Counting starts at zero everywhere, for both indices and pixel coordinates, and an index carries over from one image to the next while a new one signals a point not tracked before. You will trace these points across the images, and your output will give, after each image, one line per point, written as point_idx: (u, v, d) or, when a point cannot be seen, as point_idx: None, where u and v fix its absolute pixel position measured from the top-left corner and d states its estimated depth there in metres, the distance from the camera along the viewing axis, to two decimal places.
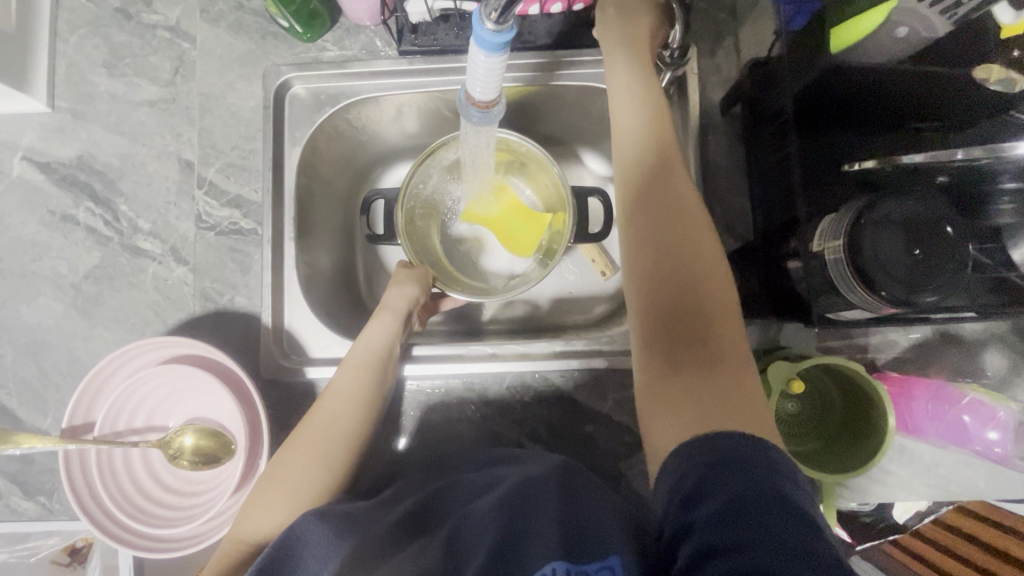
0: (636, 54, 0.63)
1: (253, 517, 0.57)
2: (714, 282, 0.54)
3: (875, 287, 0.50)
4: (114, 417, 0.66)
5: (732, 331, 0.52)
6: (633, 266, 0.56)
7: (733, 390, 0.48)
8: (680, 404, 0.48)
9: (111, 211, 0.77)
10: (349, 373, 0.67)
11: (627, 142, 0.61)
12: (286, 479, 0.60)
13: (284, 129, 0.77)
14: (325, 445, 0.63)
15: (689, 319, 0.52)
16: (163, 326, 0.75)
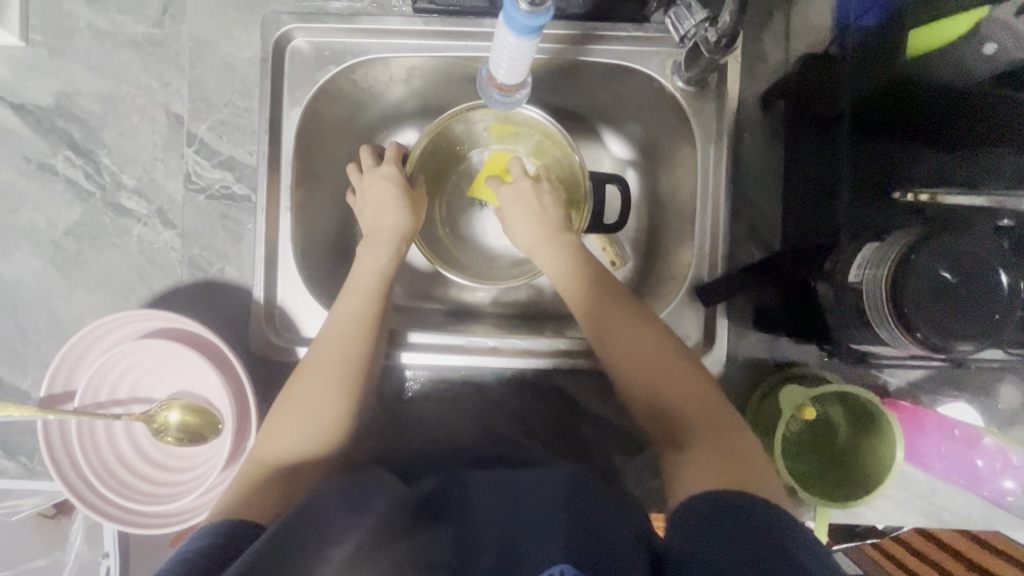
0: (544, 214, 0.72)
1: (276, 437, 0.62)
2: (674, 356, 0.63)
3: (913, 327, 0.46)
4: (95, 388, 0.63)
5: (701, 389, 0.61)
6: (614, 367, 0.64)
7: (731, 446, 0.56)
8: (705, 471, 0.54)
9: (92, 163, 0.71)
10: (352, 297, 0.67)
11: (568, 288, 0.69)
12: (297, 398, 0.64)
13: (283, 87, 0.70)
14: (328, 371, 0.64)
15: (669, 396, 0.61)
16: (149, 293, 0.71)
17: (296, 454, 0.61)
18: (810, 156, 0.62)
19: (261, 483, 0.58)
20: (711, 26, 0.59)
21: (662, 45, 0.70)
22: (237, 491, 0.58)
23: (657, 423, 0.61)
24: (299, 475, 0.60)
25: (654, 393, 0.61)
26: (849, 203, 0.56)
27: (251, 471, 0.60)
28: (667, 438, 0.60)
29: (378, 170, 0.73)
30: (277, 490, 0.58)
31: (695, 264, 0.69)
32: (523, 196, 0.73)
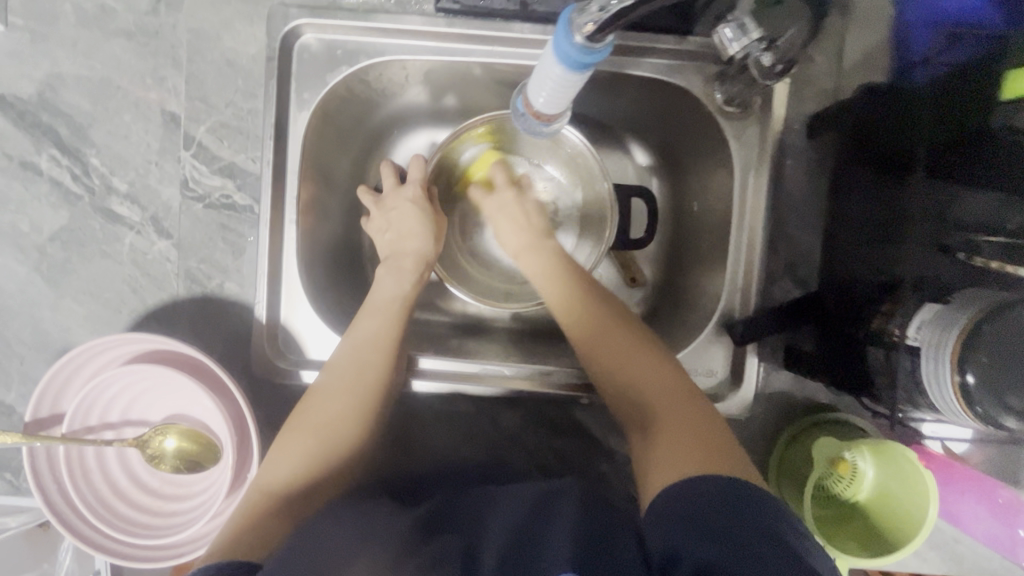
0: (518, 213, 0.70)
1: (279, 463, 0.58)
2: (647, 356, 0.60)
3: (974, 403, 0.43)
4: (85, 412, 0.59)
5: (677, 388, 0.58)
6: (589, 364, 0.62)
7: (708, 440, 0.52)
8: (679, 458, 0.51)
9: (80, 163, 0.65)
10: (370, 318, 0.64)
11: (541, 280, 0.67)
12: (306, 421, 0.60)
13: (290, 88, 0.65)
14: (340, 392, 0.61)
15: (644, 396, 0.58)
16: (142, 306, 0.66)
17: (298, 483, 0.58)
18: (869, 199, 0.58)
19: (261, 514, 0.55)
20: (767, 48, 0.54)
21: (703, 60, 0.64)
22: (236, 521, 0.55)
23: (631, 417, 0.59)
24: (303, 503, 0.58)
25: (625, 386, 0.59)
26: (916, 241, 0.54)
27: (253, 498, 0.56)
28: (641, 428, 0.57)
29: (401, 190, 0.71)
30: (282, 521, 0.55)
31: (725, 298, 0.65)
32: (507, 210, 0.71)
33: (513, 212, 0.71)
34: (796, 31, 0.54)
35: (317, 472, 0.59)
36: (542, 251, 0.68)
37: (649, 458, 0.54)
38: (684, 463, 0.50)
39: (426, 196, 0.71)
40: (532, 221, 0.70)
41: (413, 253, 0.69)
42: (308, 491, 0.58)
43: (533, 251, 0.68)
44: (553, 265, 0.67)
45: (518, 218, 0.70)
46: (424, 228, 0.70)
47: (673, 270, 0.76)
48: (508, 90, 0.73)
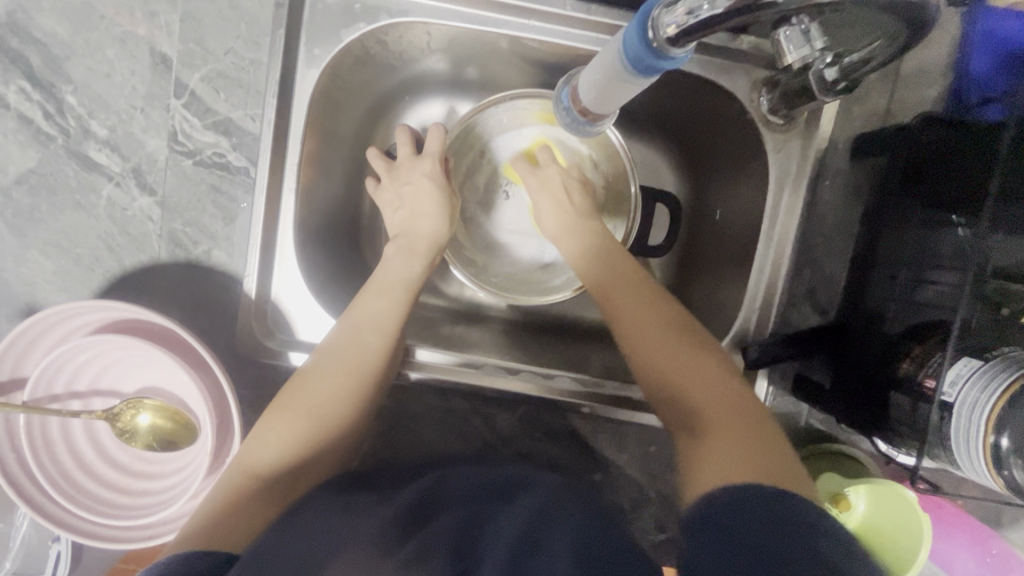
0: (568, 203, 0.65)
1: (267, 443, 0.53)
2: (698, 350, 0.55)
3: (1003, 465, 0.41)
4: (50, 379, 0.54)
5: (724, 395, 0.52)
6: (636, 350, 0.57)
7: (759, 449, 0.48)
8: (734, 465, 0.46)
9: (53, 100, 0.58)
10: (378, 296, 0.59)
11: (580, 256, 0.63)
12: (298, 400, 0.55)
13: (300, 41, 0.58)
14: (336, 370, 0.56)
15: (691, 394, 0.53)
16: (117, 267, 0.60)
17: (286, 466, 0.53)
18: (915, 228, 0.53)
19: (246, 498, 0.51)
20: (831, 63, 0.50)
21: (751, 63, 0.60)
22: (214, 503, 0.50)
23: (673, 418, 0.54)
24: (291, 487, 0.53)
25: (678, 386, 0.54)
26: (946, 283, 0.51)
27: (237, 481, 0.52)
28: (686, 430, 0.52)
29: (416, 163, 0.65)
30: (269, 506, 0.52)
31: (742, 318, 0.62)
32: (551, 186, 0.66)
33: (557, 189, 0.66)
34: (883, 41, 0.45)
35: (308, 457, 0.54)
36: (590, 238, 0.64)
37: (695, 460, 0.49)
38: (739, 468, 0.45)
39: (444, 172, 0.66)
40: (575, 200, 0.66)
41: (422, 236, 0.64)
42: (297, 474, 0.54)
43: (571, 232, 0.64)
44: (601, 257, 0.62)
45: (558, 192, 0.66)
46: (440, 209, 0.65)
47: (686, 279, 0.73)
48: (536, 68, 0.67)
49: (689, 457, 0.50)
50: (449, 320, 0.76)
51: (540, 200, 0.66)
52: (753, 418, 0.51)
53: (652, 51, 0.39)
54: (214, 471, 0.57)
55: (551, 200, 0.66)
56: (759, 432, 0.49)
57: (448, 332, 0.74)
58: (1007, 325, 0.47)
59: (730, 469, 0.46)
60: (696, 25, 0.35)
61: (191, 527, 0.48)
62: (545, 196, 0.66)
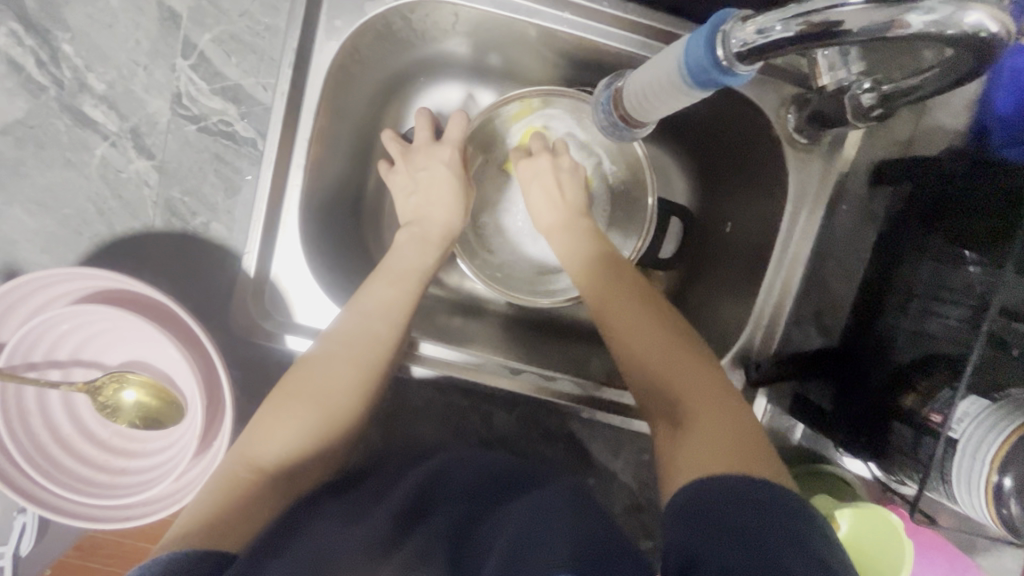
0: (558, 218, 0.65)
1: (271, 437, 0.51)
2: (670, 340, 0.55)
3: (1001, 502, 0.43)
4: (29, 347, 0.51)
5: (699, 380, 0.52)
6: (620, 345, 0.56)
7: (728, 433, 0.47)
8: (707, 456, 0.46)
9: (48, 48, 0.54)
10: (388, 285, 0.58)
11: (570, 262, 0.63)
12: (307, 391, 0.52)
13: (320, 10, 0.55)
14: (344, 360, 0.53)
15: (670, 387, 0.52)
16: (107, 231, 0.57)
17: (295, 459, 0.51)
18: (929, 262, 0.53)
19: (255, 494, 0.49)
20: (869, 88, 0.50)
21: (782, 79, 0.59)
22: (215, 494, 0.48)
23: (658, 408, 0.53)
24: (293, 484, 0.52)
25: (656, 376, 0.53)
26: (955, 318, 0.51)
27: (240, 474, 0.49)
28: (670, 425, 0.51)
29: (435, 148, 0.64)
30: (272, 502, 0.50)
31: (746, 335, 0.63)
32: (542, 177, 0.65)
33: (548, 180, 0.65)
34: (940, 70, 0.43)
35: (313, 451, 0.52)
36: (584, 247, 0.63)
37: (678, 447, 0.48)
38: (705, 459, 0.45)
39: (463, 161, 0.64)
40: (567, 196, 0.65)
41: (433, 224, 0.62)
42: (303, 468, 0.52)
43: (568, 231, 0.64)
44: (592, 261, 0.61)
45: (553, 186, 0.65)
46: (455, 198, 0.63)
47: (690, 289, 0.73)
48: (562, 62, 0.65)
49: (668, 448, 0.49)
50: (448, 312, 0.74)
51: (528, 195, 0.66)
52: (728, 402, 0.50)
53: (719, 70, 0.39)
54: (202, 451, 0.54)
55: (541, 189, 0.65)
56: (739, 423, 0.48)
57: (448, 324, 0.73)
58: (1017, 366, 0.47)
59: (702, 462, 0.45)
60: (761, 43, 0.36)
61: (193, 522, 0.45)
62: (536, 188, 0.65)
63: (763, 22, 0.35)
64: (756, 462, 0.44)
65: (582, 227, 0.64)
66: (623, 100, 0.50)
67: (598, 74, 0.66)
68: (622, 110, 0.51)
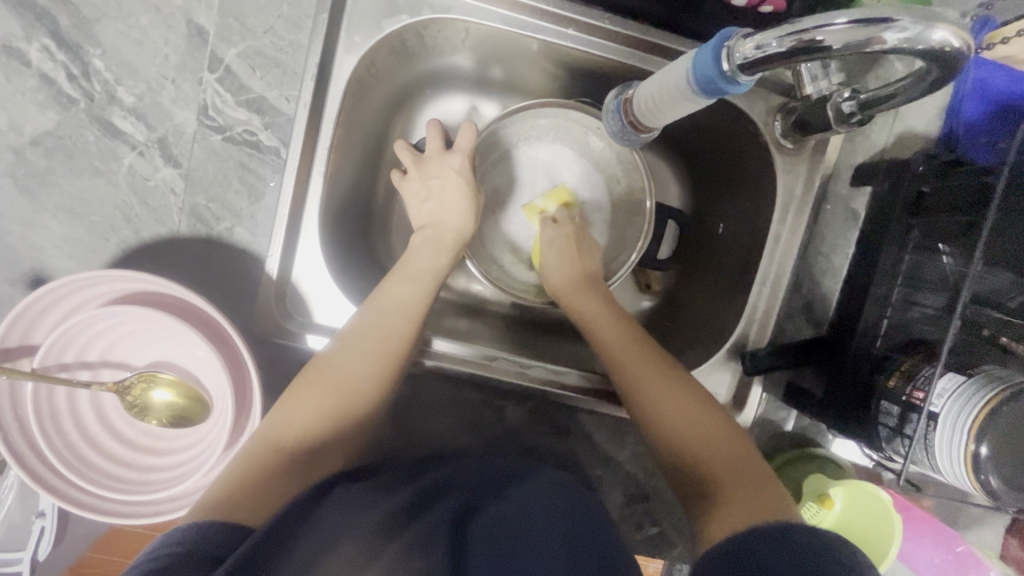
0: (573, 263, 0.68)
1: (295, 419, 0.54)
2: (680, 397, 0.57)
3: (982, 472, 0.47)
4: (61, 347, 0.52)
5: (714, 439, 0.54)
6: (631, 404, 0.58)
7: (754, 490, 0.50)
8: (747, 511, 0.47)
9: (79, 62, 0.56)
10: (402, 283, 0.61)
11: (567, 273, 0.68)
12: (328, 380, 0.55)
13: (340, 27, 0.59)
14: (364, 351, 0.56)
15: (687, 445, 0.54)
16: (133, 237, 0.59)
17: (315, 442, 0.54)
18: (909, 253, 0.58)
19: (273, 473, 0.50)
20: (849, 97, 0.55)
21: (768, 89, 0.64)
22: (238, 470, 0.50)
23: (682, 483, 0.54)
24: (312, 469, 0.53)
25: (672, 428, 0.55)
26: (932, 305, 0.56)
27: (262, 453, 0.51)
28: (696, 491, 0.52)
29: (446, 156, 0.67)
30: (291, 486, 0.51)
31: (741, 328, 0.66)
32: (557, 244, 0.69)
33: (564, 247, 0.69)
34: (910, 82, 0.47)
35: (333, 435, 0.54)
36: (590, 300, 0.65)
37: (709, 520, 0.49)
38: (742, 519, 0.46)
39: (472, 168, 0.68)
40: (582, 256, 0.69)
41: (447, 228, 0.66)
42: (321, 454, 0.54)
43: (575, 284, 0.67)
44: (598, 312, 0.64)
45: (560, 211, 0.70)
46: (466, 202, 0.67)
47: (686, 287, 0.77)
48: (564, 75, 0.70)
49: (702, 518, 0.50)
50: (454, 313, 0.77)
51: (545, 260, 0.69)
52: (741, 453, 0.53)
53: (724, 79, 0.43)
54: (228, 448, 0.56)
55: (559, 242, 0.70)
56: (755, 473, 0.51)
57: (457, 325, 0.76)
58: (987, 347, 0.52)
59: (742, 522, 0.46)
60: (762, 57, 0.40)
61: (214, 497, 0.47)
62: (552, 249, 0.70)
63: (761, 38, 0.39)
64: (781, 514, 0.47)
65: (587, 272, 0.68)
66: (634, 108, 0.54)
67: (597, 86, 0.70)
68: (632, 115, 0.55)
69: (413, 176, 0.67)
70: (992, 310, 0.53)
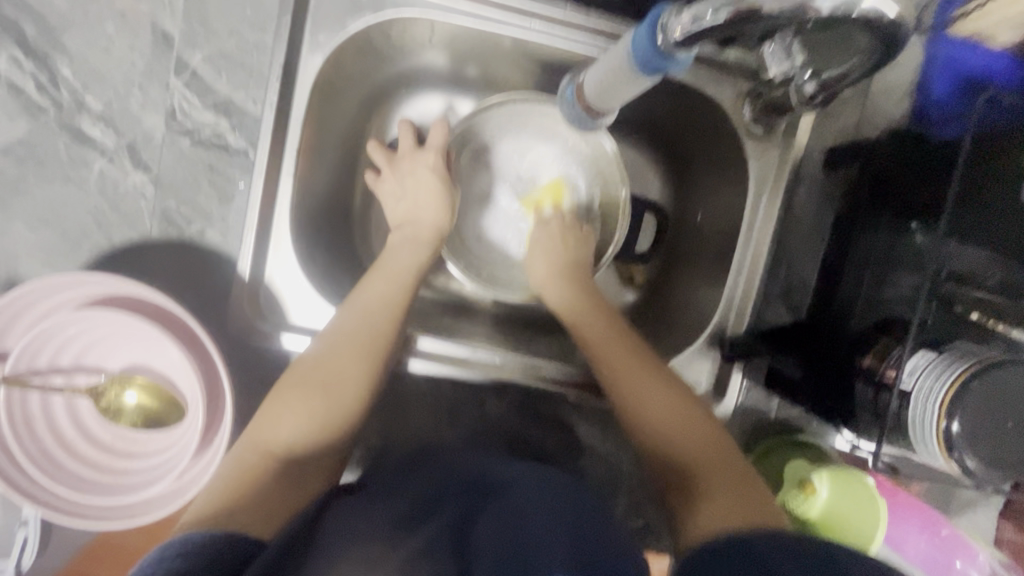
0: (555, 257, 0.69)
1: (283, 422, 0.53)
2: (670, 399, 0.56)
3: (955, 452, 0.46)
4: (33, 353, 0.53)
5: (700, 440, 0.53)
6: (619, 400, 0.57)
7: (736, 489, 0.49)
8: (733, 513, 0.47)
9: (47, 71, 0.57)
10: (382, 281, 0.61)
11: (553, 280, 0.67)
12: (314, 382, 0.55)
13: (304, 28, 0.59)
14: (349, 348, 0.56)
15: (673, 446, 0.53)
16: (105, 243, 0.59)
17: (304, 444, 0.53)
18: (881, 232, 0.58)
19: (266, 479, 0.50)
20: (810, 78, 0.54)
21: (735, 75, 0.64)
22: (230, 480, 0.49)
23: (660, 475, 0.54)
24: (301, 475, 0.52)
25: (656, 428, 0.55)
26: (908, 284, 0.56)
27: (251, 459, 0.51)
28: (680, 488, 0.51)
29: (418, 154, 0.67)
30: (280, 493, 0.50)
31: (719, 316, 0.66)
32: (542, 241, 0.70)
33: (548, 246, 0.70)
34: (861, 57, 0.48)
35: (322, 438, 0.54)
36: (581, 296, 0.65)
37: (690, 513, 0.49)
38: (730, 523, 0.46)
39: (445, 164, 0.68)
40: (567, 244, 0.70)
41: (421, 224, 0.66)
42: (309, 458, 0.53)
43: (552, 278, 0.67)
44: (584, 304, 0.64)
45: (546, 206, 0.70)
46: (441, 198, 0.67)
47: (667, 278, 0.77)
48: (534, 70, 0.70)
49: (685, 516, 0.50)
50: (438, 313, 0.76)
51: (532, 254, 0.70)
52: (728, 456, 0.52)
53: (659, 57, 0.44)
54: (203, 450, 0.56)
55: (536, 249, 0.70)
56: (738, 477, 0.51)
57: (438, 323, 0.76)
58: (965, 323, 0.52)
59: (730, 520, 0.46)
60: (698, 30, 0.40)
61: (201, 507, 0.46)
62: (537, 247, 0.70)
63: (696, 10, 0.39)
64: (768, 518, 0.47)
65: (574, 263, 0.68)
66: (585, 92, 0.54)
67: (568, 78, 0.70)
68: (585, 99, 0.54)
69: (387, 175, 0.67)
70: (968, 286, 0.53)
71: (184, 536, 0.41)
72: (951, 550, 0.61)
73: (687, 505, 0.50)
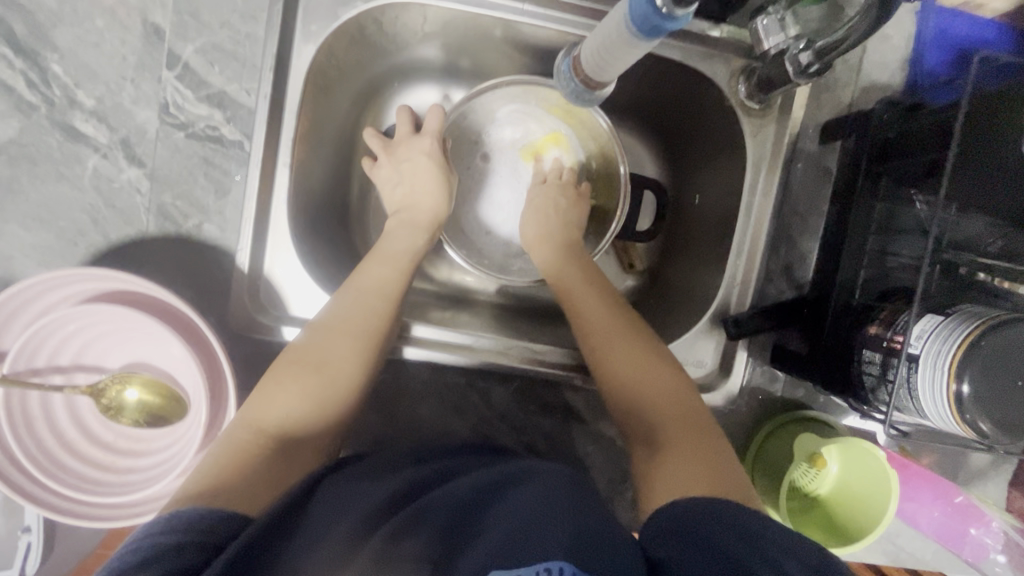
0: (554, 211, 0.69)
1: (278, 401, 0.52)
2: (648, 357, 0.57)
3: (967, 413, 0.46)
4: (32, 353, 0.52)
5: (670, 402, 0.54)
6: (591, 351, 0.59)
7: (699, 451, 0.50)
8: (689, 469, 0.49)
9: (38, 69, 0.57)
10: (381, 266, 0.61)
11: (546, 240, 0.68)
12: (311, 363, 0.54)
13: (296, 18, 0.59)
14: (347, 328, 0.56)
15: (643, 403, 0.55)
16: (101, 240, 0.59)
17: (300, 423, 0.52)
18: (880, 202, 0.58)
19: (259, 455, 0.49)
20: (804, 48, 0.54)
21: (729, 52, 0.63)
22: (223, 457, 0.48)
23: (635, 430, 0.55)
24: (296, 456, 0.51)
25: (627, 385, 0.56)
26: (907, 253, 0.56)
27: (244, 436, 0.50)
28: (646, 443, 0.53)
29: (415, 139, 0.67)
30: (276, 472, 0.49)
31: (722, 295, 0.65)
32: (541, 196, 0.71)
33: (545, 203, 0.71)
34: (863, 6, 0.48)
35: (318, 419, 0.53)
36: (565, 259, 0.66)
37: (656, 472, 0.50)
38: (688, 480, 0.47)
39: (442, 150, 0.68)
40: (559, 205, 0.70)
41: (420, 212, 0.66)
42: (304, 439, 0.52)
43: (546, 242, 0.68)
44: (566, 266, 0.65)
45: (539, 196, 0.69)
46: (439, 185, 0.67)
47: (667, 260, 0.76)
48: (526, 56, 0.70)
49: (646, 470, 0.51)
50: (438, 305, 0.75)
51: (527, 212, 0.71)
52: (698, 420, 0.53)
53: (660, 18, 0.43)
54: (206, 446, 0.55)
55: (531, 207, 0.71)
56: (703, 440, 0.52)
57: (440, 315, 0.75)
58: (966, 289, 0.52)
59: (684, 481, 0.47)
60: None
61: (195, 485, 0.45)
62: (534, 206, 0.71)
63: None
64: (724, 480, 0.48)
65: (567, 230, 0.69)
66: (583, 64, 0.53)
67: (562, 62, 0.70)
68: (583, 72, 0.54)
69: (384, 165, 0.67)
70: (970, 251, 0.53)
71: (181, 510, 0.41)
72: (964, 517, 0.63)
73: (656, 464, 0.51)
